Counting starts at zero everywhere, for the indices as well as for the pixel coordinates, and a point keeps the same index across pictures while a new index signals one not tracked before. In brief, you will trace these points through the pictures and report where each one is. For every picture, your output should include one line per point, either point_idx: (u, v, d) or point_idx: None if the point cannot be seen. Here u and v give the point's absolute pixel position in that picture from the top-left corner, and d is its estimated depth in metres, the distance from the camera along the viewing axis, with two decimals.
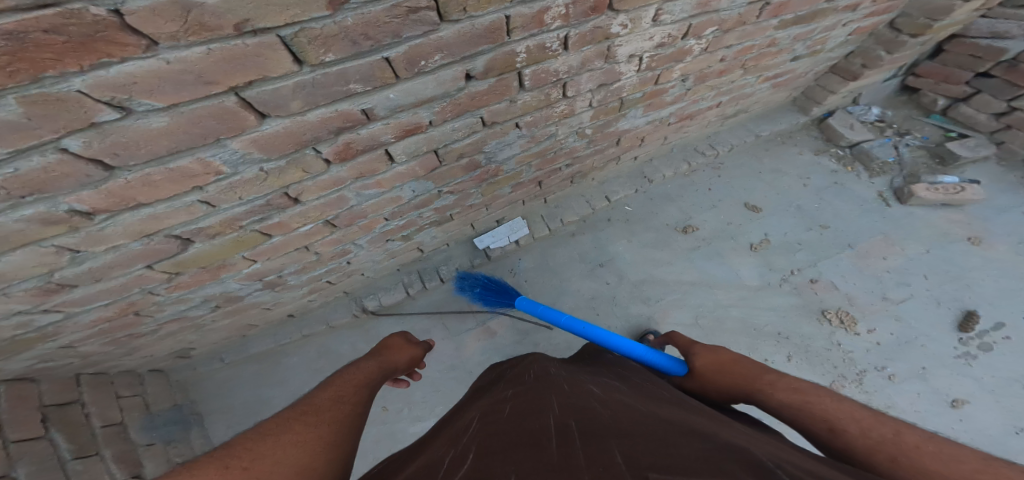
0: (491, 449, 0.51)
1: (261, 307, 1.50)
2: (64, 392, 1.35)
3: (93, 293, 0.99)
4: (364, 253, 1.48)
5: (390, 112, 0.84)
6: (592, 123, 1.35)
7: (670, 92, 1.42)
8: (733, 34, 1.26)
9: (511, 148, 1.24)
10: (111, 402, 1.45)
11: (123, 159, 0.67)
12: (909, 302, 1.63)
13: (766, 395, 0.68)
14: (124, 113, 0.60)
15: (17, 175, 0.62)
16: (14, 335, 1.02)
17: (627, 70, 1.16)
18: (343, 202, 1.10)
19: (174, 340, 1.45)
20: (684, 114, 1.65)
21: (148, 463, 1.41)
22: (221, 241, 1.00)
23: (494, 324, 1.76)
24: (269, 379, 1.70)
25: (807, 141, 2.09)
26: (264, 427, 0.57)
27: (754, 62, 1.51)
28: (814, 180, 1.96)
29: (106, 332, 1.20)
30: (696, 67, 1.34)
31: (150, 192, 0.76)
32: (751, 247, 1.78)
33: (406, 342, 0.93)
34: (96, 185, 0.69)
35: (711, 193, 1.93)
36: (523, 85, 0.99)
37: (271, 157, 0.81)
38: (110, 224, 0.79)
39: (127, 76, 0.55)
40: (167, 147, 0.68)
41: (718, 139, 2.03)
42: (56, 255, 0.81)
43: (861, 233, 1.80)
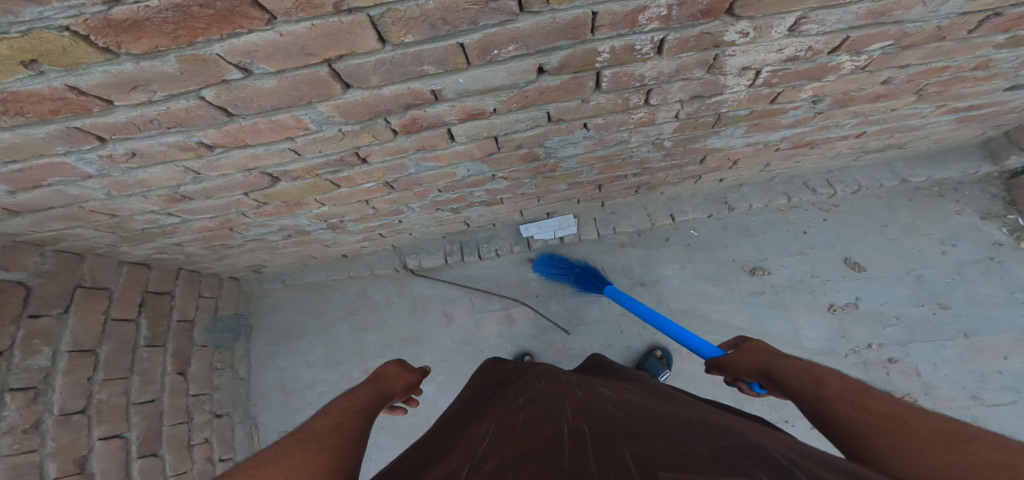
0: (505, 459, 0.53)
1: (323, 243, 1.56)
2: (166, 282, 1.57)
3: (207, 207, 1.06)
4: (415, 215, 1.51)
5: (458, 95, 0.84)
6: (674, 136, 1.18)
7: (789, 114, 1.14)
8: (918, 50, 0.92)
9: (574, 147, 1.18)
10: (192, 299, 1.67)
11: (241, 109, 0.72)
12: (1007, 408, 1.37)
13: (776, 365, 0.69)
14: (246, 74, 0.64)
15: (167, 112, 0.69)
16: (143, 228, 1.14)
17: (735, 84, 0.95)
18: (403, 169, 1.11)
19: (252, 256, 1.56)
20: (803, 141, 1.33)
21: (194, 363, 1.65)
22: (301, 184, 1.02)
23: (516, 312, 1.78)
24: (314, 308, 1.90)
25: (978, 199, 1.63)
26: (264, 456, 0.53)
27: (939, 88, 1.12)
28: (960, 249, 1.58)
29: (208, 239, 1.29)
30: (840, 87, 1.03)
31: (257, 137, 0.80)
32: (830, 307, 1.56)
33: (402, 368, 0.95)
34: (221, 126, 0.75)
35: (807, 236, 1.66)
36: (599, 86, 0.90)
37: (349, 122, 0.82)
38: (223, 157, 0.85)
39: (251, 44, 0.59)
40: (271, 104, 0.72)
41: (846, 177, 1.67)
42: (183, 174, 0.89)
43: (991, 324, 1.47)
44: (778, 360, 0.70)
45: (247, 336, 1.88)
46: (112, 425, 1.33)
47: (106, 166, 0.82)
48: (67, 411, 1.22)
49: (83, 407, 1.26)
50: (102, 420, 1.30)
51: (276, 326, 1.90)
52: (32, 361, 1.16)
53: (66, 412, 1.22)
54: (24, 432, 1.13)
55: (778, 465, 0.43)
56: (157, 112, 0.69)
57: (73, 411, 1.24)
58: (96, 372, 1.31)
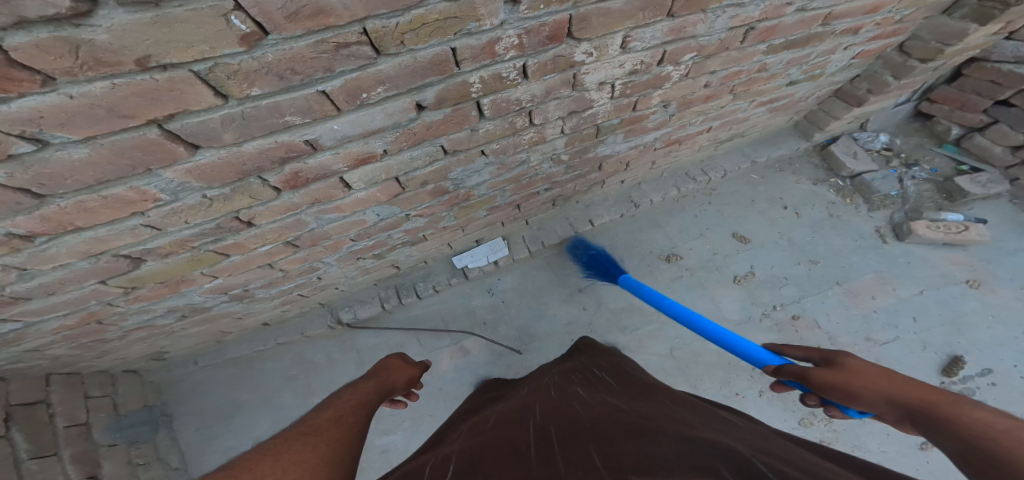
0: (475, 463, 0.48)
1: (234, 316, 1.40)
2: (32, 390, 1.30)
3: (53, 305, 0.91)
4: (335, 269, 1.40)
5: (337, 142, 0.81)
6: (568, 150, 1.24)
7: (652, 118, 1.25)
8: (716, 59, 1.08)
9: (480, 175, 1.19)
10: (79, 403, 1.40)
11: (51, 188, 0.62)
12: (894, 343, 1.52)
13: (952, 410, 0.50)
14: (41, 145, 0.56)
15: None
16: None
17: (599, 98, 1.03)
18: (303, 225, 1.03)
19: (146, 345, 1.37)
20: (672, 139, 1.47)
21: (106, 464, 1.37)
22: (176, 260, 0.92)
23: (468, 343, 1.70)
24: (243, 384, 1.66)
25: (806, 170, 1.92)
26: (261, 447, 0.50)
27: (744, 87, 1.31)
28: (809, 211, 1.81)
29: (71, 338, 1.11)
30: (678, 93, 1.17)
31: (90, 218, 0.71)
32: (736, 279, 1.68)
33: (405, 363, 0.93)
34: (30, 211, 0.65)
35: (699, 220, 1.81)
36: (483, 115, 0.93)
37: (212, 186, 0.76)
38: (53, 246, 0.74)
39: (32, 111, 0.51)
40: (94, 177, 0.63)
41: (712, 165, 1.88)
42: (4, 272, 0.76)
43: (854, 271, 1.67)
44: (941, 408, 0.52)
45: (170, 426, 1.58)
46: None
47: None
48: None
49: None
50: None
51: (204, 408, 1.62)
52: None
53: None
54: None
55: (741, 461, 0.41)
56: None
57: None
58: None
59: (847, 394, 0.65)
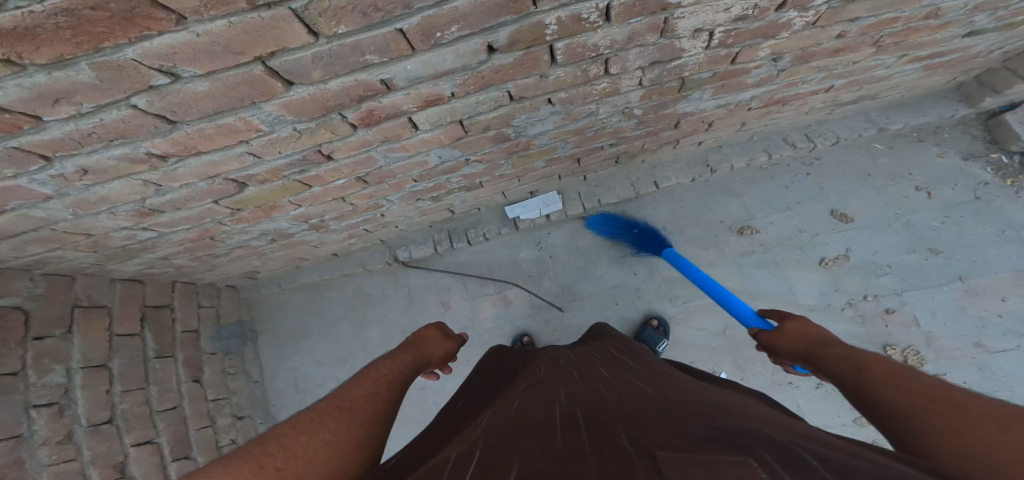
0: (499, 444, 0.50)
1: (311, 244, 1.57)
2: (163, 295, 1.59)
3: (178, 219, 1.07)
4: (397, 208, 1.49)
5: (410, 83, 0.82)
6: (643, 104, 1.16)
7: (753, 73, 1.12)
8: (864, 3, 0.91)
9: (543, 124, 1.16)
10: (193, 310, 1.68)
11: (181, 115, 0.71)
12: (1011, 353, 1.38)
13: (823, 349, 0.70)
14: (174, 78, 0.63)
15: (103, 123, 0.68)
16: (122, 244, 1.15)
17: (691, 47, 0.93)
18: (373, 163, 1.10)
19: (243, 263, 1.57)
20: (773, 99, 1.32)
21: (207, 370, 1.67)
22: (270, 187, 1.03)
23: (511, 294, 1.78)
24: (312, 309, 1.90)
25: (959, 141, 1.63)
26: (298, 422, 0.55)
27: (896, 38, 1.11)
28: (944, 191, 1.58)
29: (191, 250, 1.31)
30: (797, 44, 1.02)
31: (208, 143, 0.80)
32: (821, 262, 1.56)
33: (442, 337, 1.00)
34: (165, 135, 0.75)
35: (789, 193, 1.65)
36: (555, 60, 0.89)
37: (302, 120, 0.81)
38: (180, 166, 0.85)
39: (167, 47, 0.57)
40: (212, 108, 0.71)
41: (824, 130, 1.67)
42: (144, 187, 0.89)
43: (983, 267, 1.47)
44: (823, 346, 0.72)
45: (254, 341, 1.89)
46: (140, 432, 1.38)
47: (62, 185, 0.82)
48: (95, 422, 1.27)
49: (110, 418, 1.31)
50: (130, 428, 1.35)
51: (279, 329, 1.90)
52: (49, 379, 1.20)
53: (94, 423, 1.27)
54: (59, 443, 1.18)
55: (781, 443, 0.40)
56: (93, 125, 0.68)
57: (101, 421, 1.29)
58: (114, 384, 1.35)
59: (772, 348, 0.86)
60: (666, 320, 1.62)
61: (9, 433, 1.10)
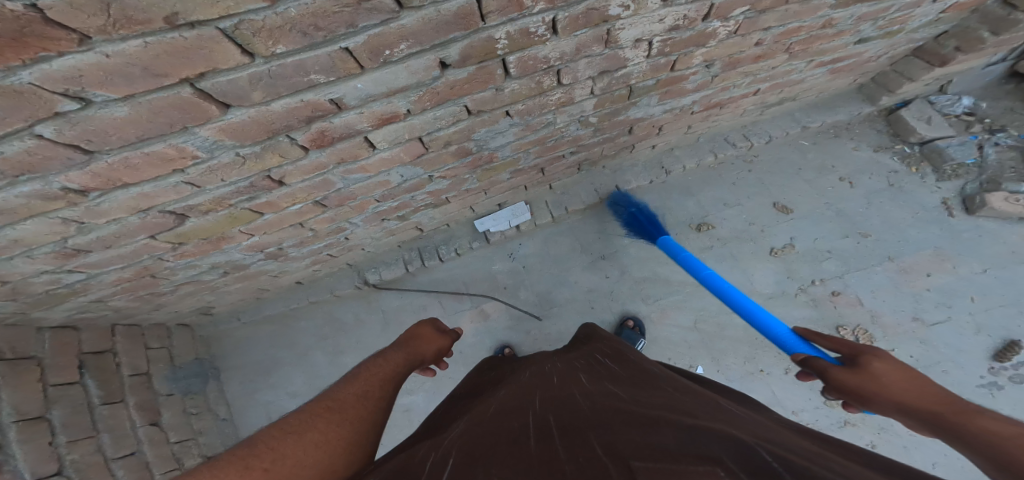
0: (475, 452, 0.48)
1: (270, 274, 1.49)
2: (102, 340, 1.44)
3: (109, 258, 0.99)
4: (361, 230, 1.44)
5: (362, 101, 0.80)
6: (597, 112, 1.19)
7: (691, 79, 1.17)
8: (773, 14, 0.98)
9: (504, 136, 1.16)
10: (141, 352, 1.55)
11: (98, 144, 0.65)
12: (945, 324, 1.48)
13: (966, 422, 0.53)
14: (85, 104, 0.58)
15: (5, 156, 0.62)
16: (47, 289, 1.04)
17: (634, 56, 0.96)
18: (330, 185, 1.06)
19: (195, 299, 1.47)
20: (713, 102, 1.38)
21: (166, 412, 1.54)
22: (215, 217, 0.97)
23: (488, 307, 1.76)
24: (280, 340, 1.79)
25: (868, 136, 1.77)
26: (287, 424, 0.54)
27: (803, 46, 1.19)
28: (865, 181, 1.70)
29: (130, 290, 1.20)
30: (724, 51, 1.07)
31: (135, 174, 0.74)
32: (773, 251, 1.63)
33: (436, 332, 0.95)
34: (81, 167, 0.69)
35: (735, 189, 1.73)
36: (509, 73, 0.89)
37: (244, 144, 0.77)
38: (105, 200, 0.79)
39: (71, 69, 0.52)
40: (135, 134, 0.66)
41: (757, 130, 1.78)
42: (65, 226, 0.82)
43: (908, 245, 1.59)
44: (980, 426, 0.51)
45: (217, 378, 1.74)
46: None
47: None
48: (41, 474, 1.16)
49: (57, 470, 1.20)
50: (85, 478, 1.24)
51: (246, 363, 1.77)
52: None
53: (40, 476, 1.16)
54: None
55: (746, 449, 0.41)
56: None
57: (47, 474, 1.18)
58: (57, 435, 1.23)
59: (859, 397, 0.68)
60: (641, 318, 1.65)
61: None
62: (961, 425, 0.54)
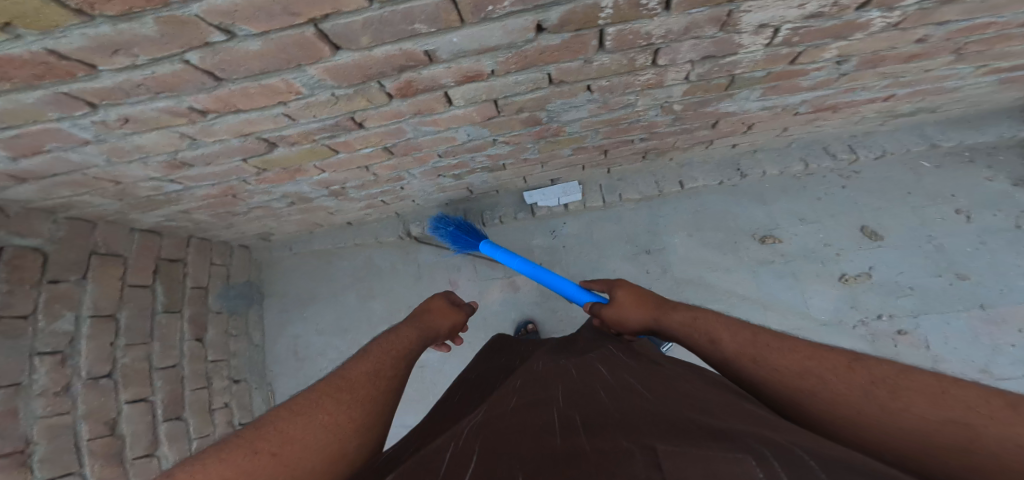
0: (496, 448, 0.48)
1: (327, 211, 1.56)
2: (178, 249, 1.58)
3: (208, 174, 1.06)
4: (416, 182, 1.47)
5: (453, 56, 0.79)
6: (683, 100, 1.12)
7: (811, 75, 1.07)
8: (959, 5, 0.84)
9: (578, 111, 1.13)
10: (205, 266, 1.68)
11: (227, 73, 0.70)
12: (1017, 382, 1.37)
13: (666, 317, 0.79)
14: (230, 36, 0.62)
15: (154, 76, 0.68)
16: (149, 195, 1.14)
17: (751, 43, 0.89)
18: (402, 133, 1.07)
19: (260, 224, 1.58)
20: (825, 104, 1.27)
21: (211, 329, 1.68)
22: (299, 149, 1.01)
23: (519, 280, 1.78)
24: (320, 277, 1.90)
25: (1015, 166, 1.53)
26: (296, 405, 0.54)
27: (982, 46, 1.04)
28: (985, 216, 1.51)
29: (213, 206, 1.30)
30: (869, 46, 0.96)
31: (248, 102, 0.79)
32: (842, 278, 1.54)
33: (449, 306, 0.95)
34: (210, 91, 0.74)
35: (821, 204, 1.60)
36: (603, 46, 0.84)
37: (342, 86, 0.79)
38: (218, 122, 0.84)
39: (230, 5, 0.56)
40: (258, 67, 0.69)
41: (870, 142, 1.60)
42: (179, 140, 0.88)
43: (1010, 294, 1.43)
44: (673, 318, 0.78)
45: (260, 303, 1.90)
46: (137, 389, 1.39)
47: (102, 131, 0.81)
48: (95, 375, 1.28)
49: (109, 372, 1.32)
50: (127, 385, 1.36)
51: (285, 293, 1.91)
52: (57, 325, 1.21)
53: (93, 376, 1.28)
54: (55, 395, 1.19)
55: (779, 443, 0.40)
56: (145, 77, 0.68)
57: (100, 375, 1.29)
58: (118, 338, 1.36)
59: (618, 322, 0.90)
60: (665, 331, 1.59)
61: (9, 380, 1.10)
62: (670, 324, 0.78)
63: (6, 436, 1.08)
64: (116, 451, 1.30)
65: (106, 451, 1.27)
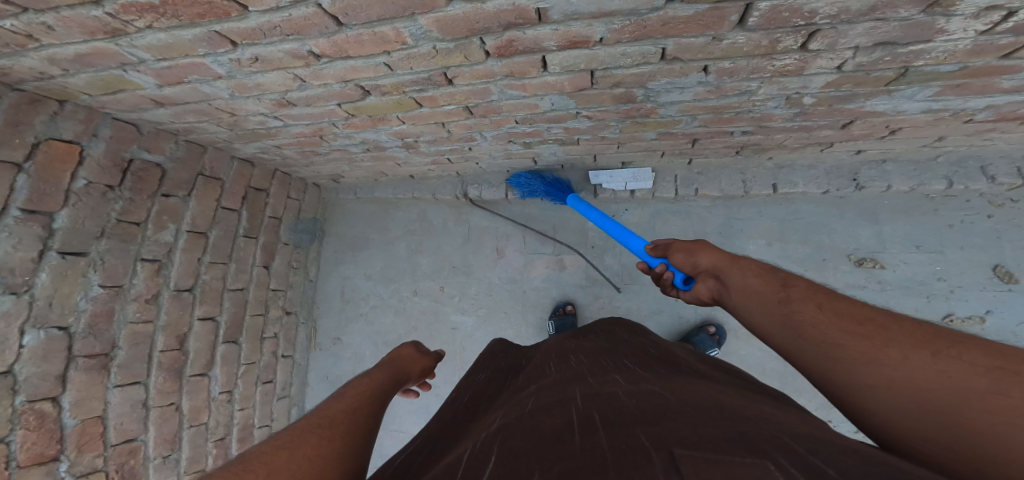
0: (517, 450, 0.45)
1: (395, 161, 1.56)
2: (265, 180, 1.66)
3: (305, 114, 1.08)
4: (486, 145, 1.42)
5: (564, 17, 0.71)
6: (820, 93, 0.97)
7: (1021, 74, 0.84)
8: None
9: (682, 93, 1.01)
10: (283, 198, 1.77)
11: (349, 19, 0.69)
12: None
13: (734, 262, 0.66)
14: None
15: (289, 19, 0.69)
16: (254, 128, 1.19)
17: (957, 29, 0.71)
18: (486, 95, 1.01)
19: (334, 166, 1.61)
20: (1013, 114, 1.02)
21: (277, 259, 1.79)
22: (388, 99, 0.99)
23: (568, 260, 1.73)
24: (376, 223, 1.96)
25: None
26: (276, 442, 0.46)
27: None
28: None
29: (302, 145, 1.33)
30: None
31: (359, 49, 0.77)
32: (946, 318, 1.36)
33: (420, 351, 0.83)
34: (330, 36, 0.74)
35: (948, 233, 1.38)
36: (743, 22, 0.73)
37: (445, 39, 0.75)
38: (328, 68, 0.84)
39: None
40: (378, 14, 0.68)
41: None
42: (292, 81, 0.90)
43: None
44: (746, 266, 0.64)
45: (320, 240, 2.02)
46: (210, 307, 1.51)
47: (234, 69, 0.85)
48: (180, 288, 1.40)
49: (191, 286, 1.44)
50: (203, 301, 1.48)
51: (344, 234, 2.00)
52: (162, 236, 1.33)
53: (179, 289, 1.40)
54: (146, 302, 1.31)
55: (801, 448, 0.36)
56: (282, 19, 0.69)
57: (184, 288, 1.42)
58: (205, 254, 1.47)
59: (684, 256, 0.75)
60: (718, 333, 1.53)
61: (115, 281, 1.23)
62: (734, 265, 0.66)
63: (99, 336, 1.21)
64: (179, 366, 1.43)
65: (172, 364, 1.41)
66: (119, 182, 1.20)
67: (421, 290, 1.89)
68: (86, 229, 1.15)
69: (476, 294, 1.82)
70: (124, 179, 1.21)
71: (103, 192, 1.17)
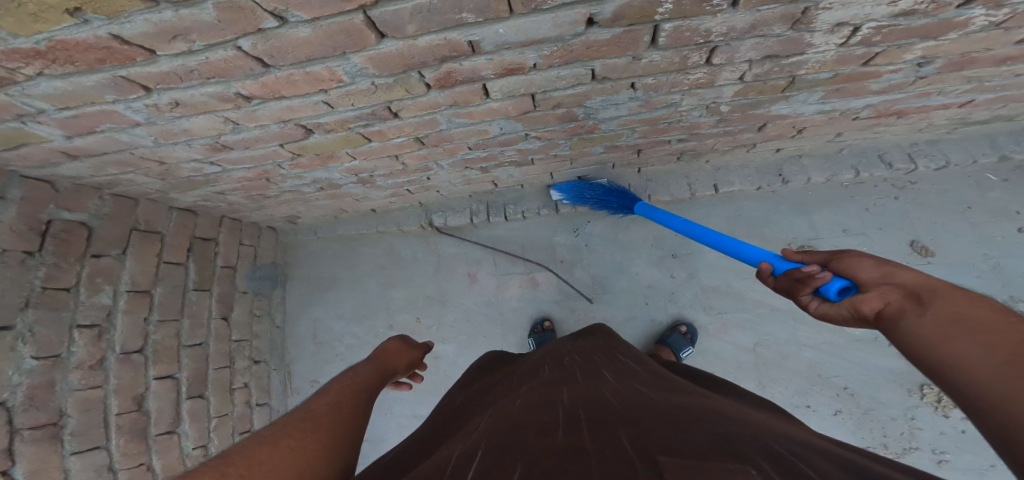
0: (502, 446, 0.46)
1: (354, 197, 1.55)
2: (211, 228, 1.61)
3: (246, 157, 1.07)
4: (443, 173, 1.45)
5: (496, 47, 0.76)
6: (732, 101, 1.06)
7: (883, 78, 0.96)
8: None
9: (618, 109, 1.08)
10: (235, 246, 1.71)
11: (275, 60, 0.70)
12: None
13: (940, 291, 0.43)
14: (282, 22, 0.62)
15: (207, 62, 0.69)
16: (189, 176, 1.17)
17: (823, 42, 0.80)
18: (435, 125, 1.04)
19: (289, 207, 1.59)
20: (890, 110, 1.15)
21: (237, 309, 1.71)
22: (334, 136, 1.00)
23: (540, 277, 1.75)
24: (343, 261, 1.92)
25: None
26: (261, 434, 0.46)
27: None
28: None
29: (247, 189, 1.31)
30: (957, 48, 0.84)
31: (293, 89, 0.79)
32: None
33: (406, 344, 0.81)
34: (257, 77, 0.75)
35: (869, 215, 1.50)
36: (655, 42, 0.80)
37: (382, 75, 0.78)
38: (261, 108, 0.85)
39: None
40: (306, 55, 0.70)
41: (932, 151, 1.46)
42: (223, 124, 0.90)
43: None
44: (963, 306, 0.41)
45: (284, 284, 1.95)
46: (166, 366, 1.42)
47: (153, 114, 0.84)
48: (128, 350, 1.31)
49: (141, 347, 1.35)
50: (157, 361, 1.39)
51: (309, 276, 1.94)
52: (98, 298, 1.25)
53: (127, 351, 1.31)
54: (90, 368, 1.22)
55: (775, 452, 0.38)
56: (198, 62, 0.69)
57: (132, 350, 1.33)
58: (152, 312, 1.39)
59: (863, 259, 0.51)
60: (694, 331, 1.57)
61: (50, 351, 1.14)
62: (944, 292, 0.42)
63: (41, 407, 1.11)
64: (139, 431, 1.33)
65: (132, 426, 1.31)
66: (39, 246, 1.13)
67: (397, 323, 1.85)
68: (5, 300, 1.06)
69: (453, 321, 1.80)
70: (44, 242, 1.13)
71: (20, 259, 1.10)
